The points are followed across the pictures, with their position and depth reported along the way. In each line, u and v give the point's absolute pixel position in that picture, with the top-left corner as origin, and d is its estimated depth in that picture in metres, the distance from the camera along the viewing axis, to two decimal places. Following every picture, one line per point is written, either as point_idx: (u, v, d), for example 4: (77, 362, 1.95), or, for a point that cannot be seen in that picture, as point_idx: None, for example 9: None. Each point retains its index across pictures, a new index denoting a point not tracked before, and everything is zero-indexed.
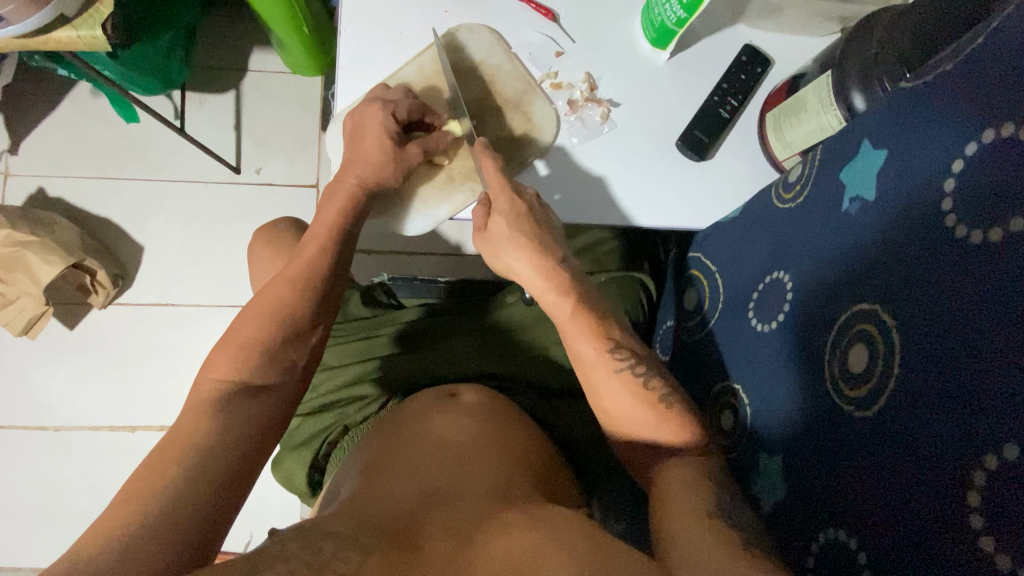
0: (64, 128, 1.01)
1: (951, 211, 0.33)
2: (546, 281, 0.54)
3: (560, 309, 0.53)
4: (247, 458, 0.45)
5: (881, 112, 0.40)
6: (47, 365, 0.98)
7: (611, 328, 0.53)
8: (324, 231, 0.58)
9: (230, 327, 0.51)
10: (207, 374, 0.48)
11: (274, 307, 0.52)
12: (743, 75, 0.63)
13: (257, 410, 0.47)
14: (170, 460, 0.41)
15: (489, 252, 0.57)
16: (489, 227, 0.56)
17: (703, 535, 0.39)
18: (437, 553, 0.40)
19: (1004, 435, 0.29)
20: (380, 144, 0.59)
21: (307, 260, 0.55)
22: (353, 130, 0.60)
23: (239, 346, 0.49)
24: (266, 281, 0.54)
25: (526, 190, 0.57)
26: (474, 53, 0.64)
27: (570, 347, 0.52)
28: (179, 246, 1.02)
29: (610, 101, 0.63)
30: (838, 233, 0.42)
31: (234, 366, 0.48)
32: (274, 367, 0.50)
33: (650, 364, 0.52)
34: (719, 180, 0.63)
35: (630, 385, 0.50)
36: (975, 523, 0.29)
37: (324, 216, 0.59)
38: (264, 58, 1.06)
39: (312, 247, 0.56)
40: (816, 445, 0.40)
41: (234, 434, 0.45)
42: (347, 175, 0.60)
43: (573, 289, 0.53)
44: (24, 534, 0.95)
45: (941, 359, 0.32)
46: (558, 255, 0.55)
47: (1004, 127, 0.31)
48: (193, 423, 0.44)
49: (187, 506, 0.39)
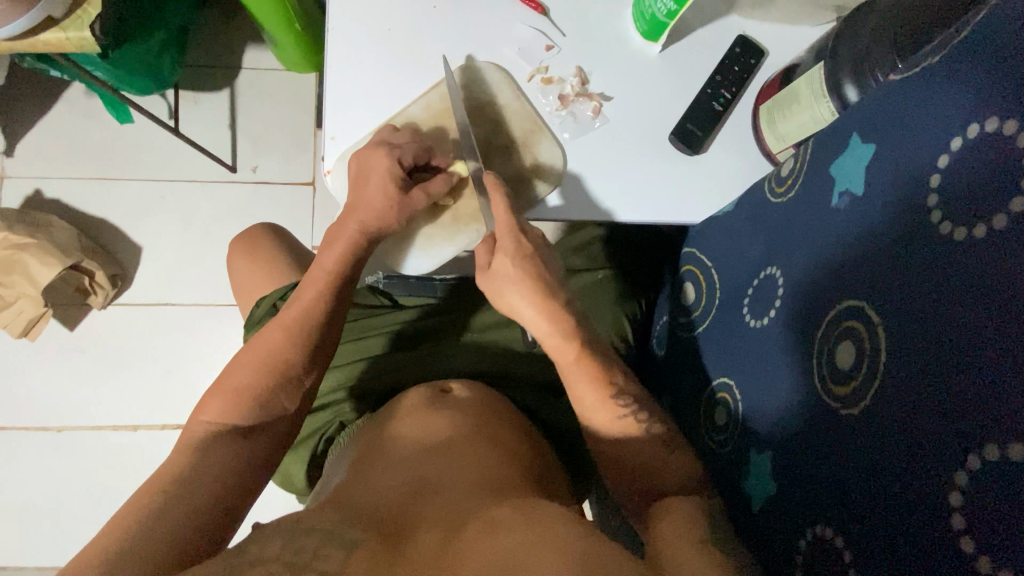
0: (59, 130, 1.02)
1: (937, 208, 0.33)
2: (551, 322, 0.53)
3: (565, 353, 0.53)
4: (233, 489, 0.48)
5: (870, 106, 0.39)
6: (48, 366, 0.99)
7: (617, 374, 0.53)
8: (320, 275, 0.61)
9: (223, 375, 0.56)
10: (201, 417, 0.52)
11: (268, 353, 0.56)
12: (736, 66, 0.62)
13: (245, 447, 0.51)
14: (156, 492, 0.44)
15: (493, 292, 0.55)
16: (493, 267, 0.55)
17: (690, 549, 0.40)
18: (424, 551, 0.40)
19: (987, 436, 0.29)
20: (383, 191, 0.60)
21: (302, 305, 0.59)
22: (358, 174, 0.61)
23: (232, 390, 0.53)
24: (263, 328, 0.58)
25: (532, 230, 0.56)
26: (480, 78, 0.64)
27: (565, 379, 0.53)
28: (176, 246, 1.02)
29: (602, 95, 0.62)
30: (827, 228, 0.41)
31: (226, 408, 0.52)
32: (267, 409, 0.54)
33: (652, 411, 0.52)
34: (713, 174, 0.62)
35: (628, 425, 0.51)
36: (956, 523, 0.30)
37: (324, 259, 0.62)
38: (257, 56, 1.05)
39: (309, 292, 0.59)
40: (805, 442, 0.40)
41: (219, 468, 0.48)
42: (351, 219, 0.61)
43: (578, 334, 0.53)
44: (29, 533, 0.96)
45: (925, 357, 0.32)
46: (563, 297, 0.54)
47: (991, 122, 0.31)
48: (184, 460, 0.48)
49: (170, 526, 0.42)
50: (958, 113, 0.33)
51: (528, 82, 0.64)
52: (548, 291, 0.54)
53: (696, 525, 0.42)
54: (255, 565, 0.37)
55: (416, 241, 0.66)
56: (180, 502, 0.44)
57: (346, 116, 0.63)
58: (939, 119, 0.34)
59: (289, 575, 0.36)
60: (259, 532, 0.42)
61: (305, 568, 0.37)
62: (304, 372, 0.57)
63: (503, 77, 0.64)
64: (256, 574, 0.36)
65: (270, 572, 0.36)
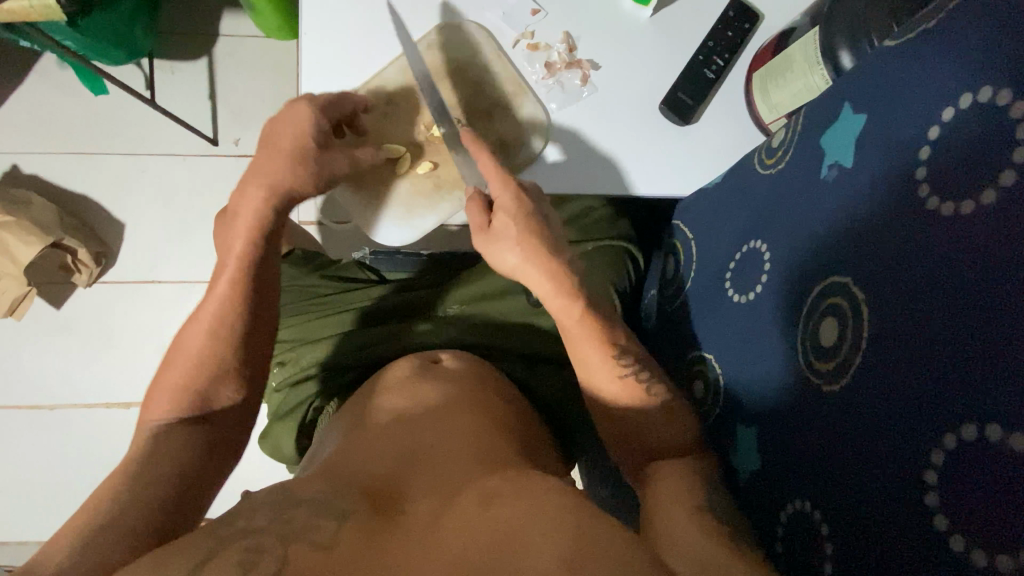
0: (33, 102, 0.98)
1: (925, 181, 0.32)
2: (553, 282, 0.51)
3: (562, 308, 0.51)
4: (205, 457, 0.49)
5: (862, 72, 0.38)
6: (36, 344, 0.98)
7: (618, 333, 0.52)
8: (230, 255, 0.55)
9: (173, 349, 0.53)
10: (149, 410, 0.50)
11: (195, 348, 0.52)
12: (730, 32, 0.60)
13: (217, 420, 0.51)
14: (127, 468, 0.45)
15: (489, 251, 0.55)
16: (493, 227, 0.54)
17: (692, 525, 0.40)
18: (415, 517, 0.41)
19: (962, 415, 0.29)
20: (300, 145, 0.55)
21: (218, 296, 0.53)
22: (268, 137, 0.56)
23: (171, 384, 0.51)
24: (186, 322, 0.54)
25: (526, 185, 0.55)
26: (461, 44, 0.61)
27: (575, 351, 0.51)
28: (160, 222, 1.00)
29: (590, 62, 0.60)
30: (816, 202, 0.40)
31: (170, 402, 0.50)
32: (219, 394, 0.52)
33: (653, 369, 0.51)
34: (705, 143, 0.60)
35: (631, 386, 0.49)
36: (931, 501, 0.30)
37: (232, 240, 0.55)
38: (235, 22, 1.01)
39: (222, 279, 0.54)
40: (789, 416, 0.40)
41: (194, 435, 0.49)
42: (251, 183, 0.55)
43: (579, 292, 0.51)
44: (30, 510, 0.97)
45: (907, 334, 0.32)
46: (563, 256, 0.53)
47: (983, 91, 0.30)
48: (141, 444, 0.48)
49: (144, 494, 0.43)
50: (954, 80, 0.32)
51: (513, 49, 0.62)
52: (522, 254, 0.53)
53: (693, 492, 0.43)
54: (243, 537, 0.37)
55: (394, 206, 0.64)
56: (150, 480, 0.44)
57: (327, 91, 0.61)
58: (931, 88, 0.33)
59: (278, 546, 0.36)
60: (249, 500, 0.42)
61: (296, 540, 0.37)
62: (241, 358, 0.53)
63: (484, 42, 0.61)
64: (244, 546, 0.36)
65: (257, 544, 0.36)
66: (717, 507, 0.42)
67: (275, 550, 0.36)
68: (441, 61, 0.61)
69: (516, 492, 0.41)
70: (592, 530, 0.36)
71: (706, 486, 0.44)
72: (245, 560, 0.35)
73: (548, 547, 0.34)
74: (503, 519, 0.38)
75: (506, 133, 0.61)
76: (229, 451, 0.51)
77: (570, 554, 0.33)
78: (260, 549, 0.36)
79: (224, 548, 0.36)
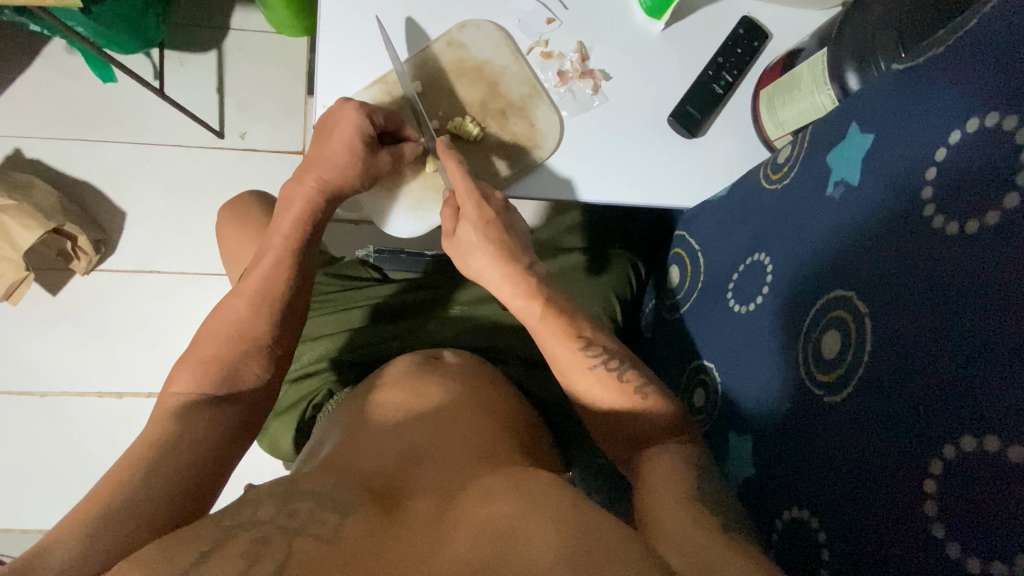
0: (40, 86, 0.98)
1: (931, 201, 0.33)
2: (514, 282, 0.55)
3: (530, 313, 0.54)
4: (214, 453, 0.48)
5: (870, 95, 0.39)
6: (29, 329, 0.97)
7: (584, 326, 0.53)
8: (278, 240, 0.60)
9: (190, 347, 0.55)
10: (169, 390, 0.52)
11: (232, 325, 0.55)
12: (739, 49, 0.61)
13: (222, 415, 0.51)
14: (133, 461, 0.44)
15: (458, 256, 0.58)
16: (458, 232, 0.57)
17: (685, 520, 0.39)
18: (420, 513, 0.41)
19: (964, 428, 0.30)
20: (347, 148, 0.58)
21: (263, 273, 0.58)
22: (322, 128, 0.60)
23: (200, 362, 0.53)
24: (225, 298, 0.58)
25: (493, 194, 0.57)
26: (477, 48, 0.62)
27: (544, 347, 0.53)
28: (162, 212, 1.00)
29: (602, 72, 0.61)
30: (821, 217, 0.41)
31: (194, 380, 0.52)
32: (239, 379, 0.53)
33: (626, 357, 0.52)
34: (711, 156, 0.61)
35: (603, 377, 0.51)
36: (929, 511, 0.31)
37: (282, 225, 0.61)
38: (247, 17, 1.02)
39: (268, 260, 0.59)
40: (789, 425, 0.41)
41: (198, 432, 0.48)
42: (307, 177, 0.61)
43: (540, 293, 0.54)
44: (16, 499, 0.96)
45: (914, 350, 0.32)
46: (528, 263, 0.56)
47: (990, 116, 0.31)
48: (152, 433, 0.47)
49: (149, 487, 0.42)
50: (961, 107, 0.33)
51: (528, 55, 0.63)
52: (513, 258, 0.55)
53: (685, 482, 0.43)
54: (247, 529, 0.36)
55: (401, 199, 0.65)
56: (161, 469, 0.44)
57: (343, 87, 0.62)
58: (940, 112, 0.34)
59: (283, 538, 0.35)
60: (251, 493, 0.41)
61: (301, 531, 0.36)
62: (274, 340, 0.56)
63: (502, 43, 0.62)
64: (249, 537, 0.35)
65: (263, 536, 0.35)
66: (715, 501, 0.41)
67: (281, 542, 0.35)
68: (458, 62, 0.62)
69: (519, 490, 0.41)
70: (598, 532, 0.35)
71: (696, 478, 0.43)
72: (251, 551, 0.34)
73: (544, 538, 0.34)
74: (503, 513, 0.38)
75: (520, 134, 0.62)
76: (237, 448, 0.50)
77: (573, 550, 0.33)
78: (267, 541, 0.35)
79: (230, 539, 0.35)
